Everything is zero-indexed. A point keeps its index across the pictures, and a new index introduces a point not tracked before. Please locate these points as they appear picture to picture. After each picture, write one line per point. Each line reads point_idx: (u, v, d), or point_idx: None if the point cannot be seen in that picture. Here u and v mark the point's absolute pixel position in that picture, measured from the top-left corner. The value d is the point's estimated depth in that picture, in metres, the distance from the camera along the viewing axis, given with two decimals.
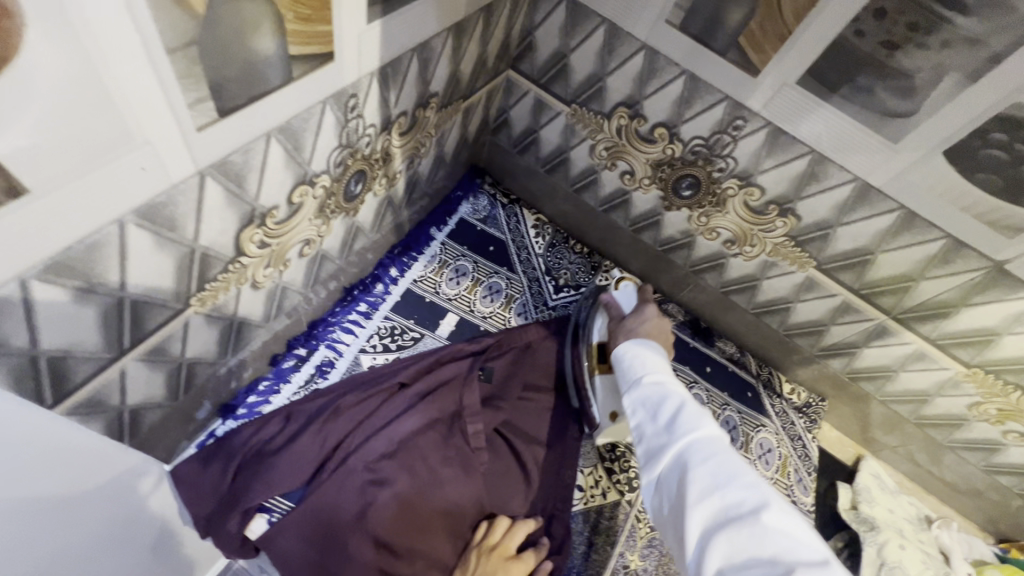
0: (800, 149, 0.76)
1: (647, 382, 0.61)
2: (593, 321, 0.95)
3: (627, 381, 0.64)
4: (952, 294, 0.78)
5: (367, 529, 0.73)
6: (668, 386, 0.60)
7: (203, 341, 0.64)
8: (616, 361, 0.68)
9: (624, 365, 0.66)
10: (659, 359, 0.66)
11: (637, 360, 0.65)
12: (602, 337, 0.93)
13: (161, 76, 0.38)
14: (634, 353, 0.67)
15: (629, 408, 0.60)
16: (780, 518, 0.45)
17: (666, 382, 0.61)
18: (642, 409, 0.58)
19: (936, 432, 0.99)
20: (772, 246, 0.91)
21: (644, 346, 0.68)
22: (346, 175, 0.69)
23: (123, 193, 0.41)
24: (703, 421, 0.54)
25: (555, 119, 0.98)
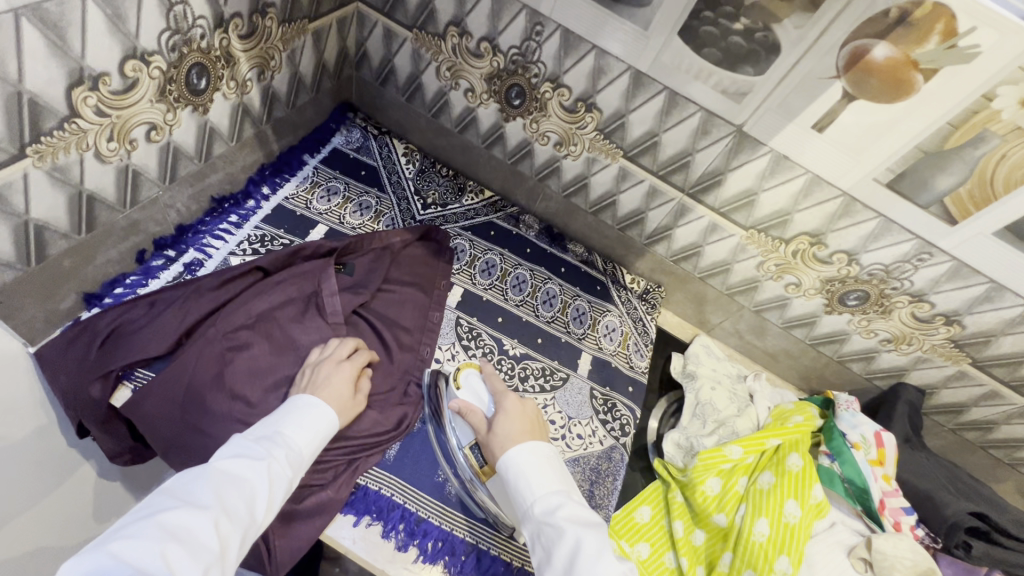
0: (585, 46, 0.93)
1: (540, 516, 0.72)
2: (456, 427, 0.90)
3: (522, 508, 0.75)
4: (719, 161, 0.97)
5: (225, 387, 0.83)
6: (561, 515, 0.71)
7: (50, 204, 0.72)
8: (507, 477, 0.78)
9: (517, 488, 0.76)
10: (549, 471, 0.77)
11: (528, 481, 0.76)
12: (472, 440, 0.87)
13: None
14: (524, 473, 0.76)
15: (533, 547, 0.71)
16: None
17: (559, 509, 0.72)
18: (544, 550, 0.70)
19: (744, 299, 1.18)
20: (589, 143, 1.07)
21: (529, 451, 0.78)
22: (184, 64, 0.79)
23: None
24: (601, 558, 0.65)
25: (403, 46, 1.11)
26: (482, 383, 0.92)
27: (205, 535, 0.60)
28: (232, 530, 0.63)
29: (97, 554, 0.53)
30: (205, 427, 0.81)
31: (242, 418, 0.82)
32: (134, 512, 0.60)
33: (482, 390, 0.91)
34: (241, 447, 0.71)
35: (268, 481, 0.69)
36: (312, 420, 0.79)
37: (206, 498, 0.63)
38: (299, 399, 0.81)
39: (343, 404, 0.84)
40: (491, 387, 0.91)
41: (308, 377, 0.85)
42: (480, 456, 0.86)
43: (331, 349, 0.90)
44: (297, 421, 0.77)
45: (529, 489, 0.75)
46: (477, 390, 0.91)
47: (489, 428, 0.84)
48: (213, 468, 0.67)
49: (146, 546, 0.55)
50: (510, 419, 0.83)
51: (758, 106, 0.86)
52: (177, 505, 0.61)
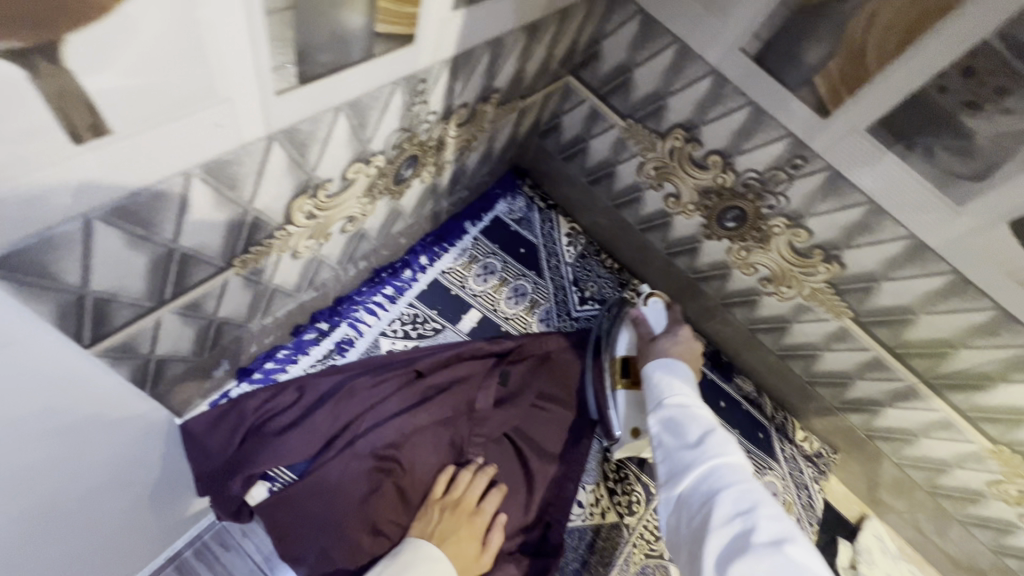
0: (858, 198, 0.75)
1: (672, 406, 0.68)
2: (619, 333, 0.97)
3: (654, 400, 0.71)
4: (993, 366, 0.76)
5: (365, 515, 0.75)
6: (695, 412, 0.66)
7: (237, 303, 0.65)
8: (646, 381, 0.76)
9: (654, 386, 0.73)
10: (688, 386, 0.73)
11: (666, 383, 0.73)
12: (628, 351, 0.94)
13: (256, 40, 0.38)
14: (664, 375, 0.74)
15: (657, 431, 0.67)
16: (798, 544, 0.50)
17: (694, 407, 0.67)
18: (670, 430, 0.65)
19: (948, 502, 0.96)
20: (809, 290, 0.89)
21: (674, 365, 0.77)
22: (400, 158, 0.69)
23: (174, 142, 0.39)
24: (730, 448, 0.60)
25: (608, 131, 0.97)
26: (666, 316, 0.97)
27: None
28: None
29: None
30: (337, 557, 0.73)
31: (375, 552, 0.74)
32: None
33: (660, 320, 0.97)
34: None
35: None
36: None
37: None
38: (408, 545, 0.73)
39: (469, 565, 0.75)
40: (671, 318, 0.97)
41: (437, 525, 0.76)
42: (625, 370, 0.93)
43: (461, 491, 0.79)
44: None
45: (665, 387, 0.73)
46: (657, 311, 0.97)
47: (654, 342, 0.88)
48: None
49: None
50: (677, 343, 0.86)
51: None
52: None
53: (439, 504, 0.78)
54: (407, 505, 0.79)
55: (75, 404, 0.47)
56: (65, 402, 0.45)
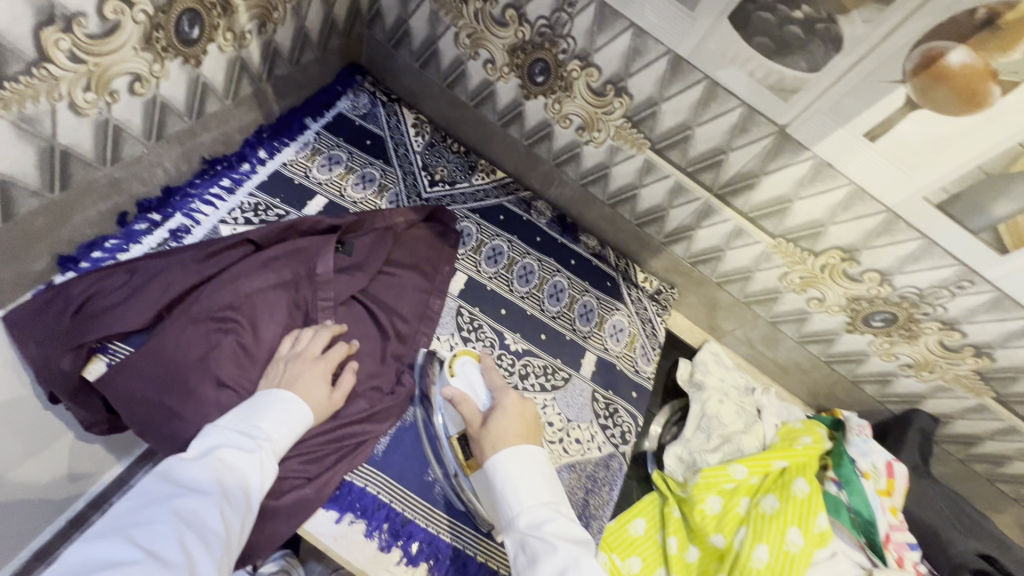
0: (622, 24, 0.84)
1: (525, 525, 0.68)
2: (445, 415, 0.86)
3: (507, 516, 0.71)
4: (754, 163, 0.89)
5: (208, 372, 0.78)
6: (551, 530, 0.67)
7: (17, 158, 0.65)
8: (492, 480, 0.73)
9: (502, 493, 0.71)
10: (540, 480, 0.72)
11: (515, 489, 0.71)
12: (460, 431, 0.84)
13: None
14: (511, 479, 0.71)
15: (515, 554, 0.68)
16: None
17: (549, 523, 0.68)
18: (529, 562, 0.66)
19: (761, 309, 1.12)
20: (614, 130, 0.99)
21: (515, 456, 0.73)
22: (174, 9, 0.71)
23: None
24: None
25: (421, 7, 1.02)
26: (480, 376, 0.87)
27: (210, 521, 0.61)
28: (232, 515, 0.64)
29: (88, 547, 0.55)
30: (183, 413, 0.76)
31: (224, 405, 0.78)
32: (128, 505, 0.60)
33: (478, 382, 0.86)
34: (226, 435, 0.70)
35: (261, 468, 0.69)
36: (288, 416, 0.75)
37: (205, 485, 0.63)
38: (265, 395, 0.77)
39: (318, 402, 0.80)
40: (488, 379, 0.86)
41: (282, 374, 0.81)
42: (467, 449, 0.83)
43: (304, 344, 0.84)
44: (277, 413, 0.74)
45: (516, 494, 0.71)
46: (469, 376, 0.87)
47: (480, 422, 0.79)
48: (215, 452, 0.67)
49: (158, 532, 0.57)
50: (503, 417, 0.78)
51: (807, 106, 0.78)
52: (181, 492, 0.62)
53: (283, 359, 0.82)
54: (253, 360, 0.83)
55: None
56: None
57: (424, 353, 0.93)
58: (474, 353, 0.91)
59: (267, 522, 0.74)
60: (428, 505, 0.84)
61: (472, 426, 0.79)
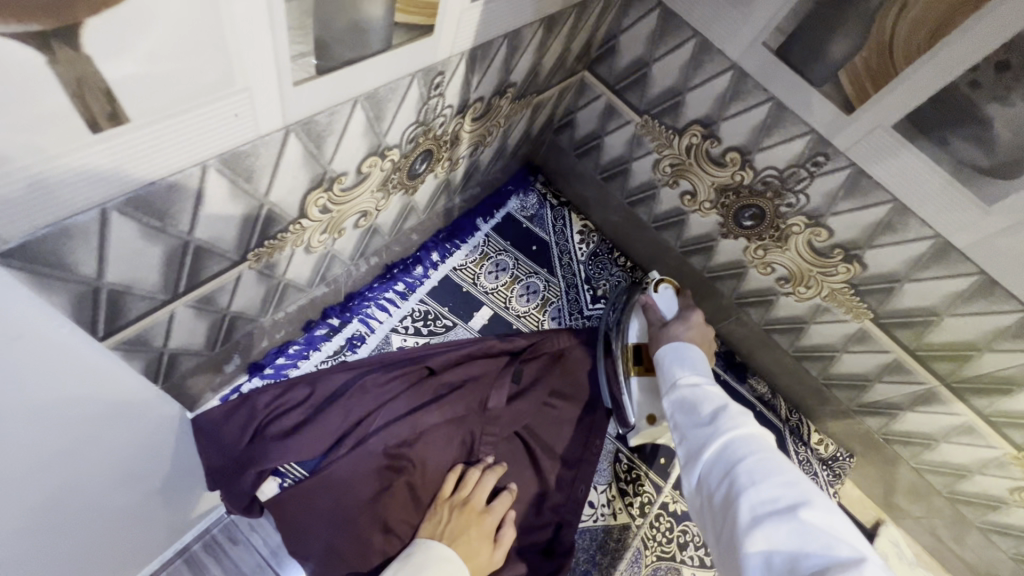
0: (881, 196, 0.73)
1: (685, 385, 0.66)
2: (629, 321, 0.92)
3: (667, 382, 0.69)
4: (1019, 370, 0.74)
5: (377, 514, 0.74)
6: (709, 390, 0.63)
7: (250, 297, 0.64)
8: (659, 359, 0.75)
9: (667, 368, 0.71)
10: (704, 363, 0.70)
11: (678, 363, 0.70)
12: (639, 339, 0.90)
13: (274, 25, 0.37)
14: (677, 355, 0.72)
15: (670, 410, 0.65)
16: (815, 506, 0.48)
17: (708, 384, 0.65)
18: (684, 409, 0.62)
19: (969, 509, 0.94)
20: (828, 290, 0.87)
21: (685, 346, 0.75)
22: (414, 152, 0.68)
23: (173, 142, 0.38)
24: (745, 419, 0.57)
25: (624, 127, 0.96)
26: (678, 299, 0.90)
27: None
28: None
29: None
30: (349, 556, 0.72)
31: (389, 551, 0.74)
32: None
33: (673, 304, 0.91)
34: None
35: None
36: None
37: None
38: (427, 548, 0.71)
39: (482, 564, 0.74)
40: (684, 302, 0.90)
41: (448, 525, 0.75)
42: (638, 357, 0.89)
43: (471, 492, 0.78)
44: (434, 573, 0.68)
45: (678, 368, 0.70)
46: (668, 296, 0.91)
47: (660, 325, 0.85)
48: None
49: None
50: (688, 327, 0.80)
51: None
52: None
53: (448, 505, 0.77)
54: (419, 503, 0.78)
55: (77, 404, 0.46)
56: (82, 391, 0.45)
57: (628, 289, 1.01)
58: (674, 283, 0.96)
59: None
60: None
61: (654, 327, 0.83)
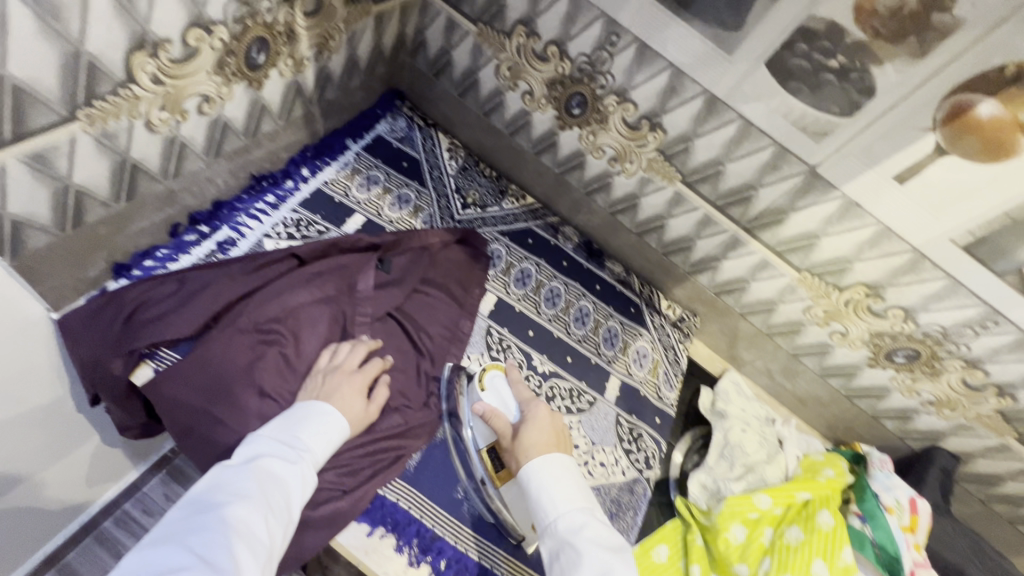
0: (661, 63, 0.89)
1: (563, 531, 0.71)
2: (474, 428, 0.90)
3: (542, 522, 0.73)
4: (783, 200, 0.92)
5: (252, 380, 0.80)
6: (587, 534, 0.70)
7: (93, 171, 0.68)
8: (529, 491, 0.75)
9: (537, 500, 0.74)
10: (569, 482, 0.76)
11: (547, 497, 0.74)
12: (489, 442, 0.88)
13: None
14: (543, 486, 0.75)
15: (552, 561, 0.70)
16: None
17: (584, 528, 0.71)
18: (565, 566, 0.68)
19: (783, 340, 1.14)
20: (646, 162, 1.03)
21: (548, 462, 0.77)
22: (246, 37, 0.75)
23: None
24: None
25: (465, 39, 1.07)
26: (508, 389, 0.91)
27: (257, 532, 0.62)
28: (276, 525, 0.65)
29: (146, 554, 0.56)
30: (227, 420, 0.78)
31: (266, 414, 0.80)
32: (176, 513, 0.62)
33: (507, 394, 0.90)
34: (270, 444, 0.72)
35: (301, 479, 0.70)
36: (326, 428, 0.77)
37: (248, 491, 0.64)
38: (304, 407, 0.78)
39: (356, 416, 0.82)
40: (516, 392, 0.90)
41: (321, 385, 0.82)
42: (497, 459, 0.87)
43: (342, 358, 0.86)
44: (316, 423, 0.76)
45: (550, 498, 0.74)
46: (497, 389, 0.91)
47: (513, 435, 0.83)
48: (254, 462, 0.68)
49: (210, 541, 0.58)
50: (534, 426, 0.82)
51: (837, 149, 0.82)
52: (227, 501, 0.63)
53: (321, 371, 0.84)
54: (295, 372, 0.85)
55: None
56: None
57: (451, 367, 0.97)
58: (501, 366, 0.95)
59: (301, 533, 0.75)
60: (456, 521, 0.85)
61: (505, 439, 0.83)
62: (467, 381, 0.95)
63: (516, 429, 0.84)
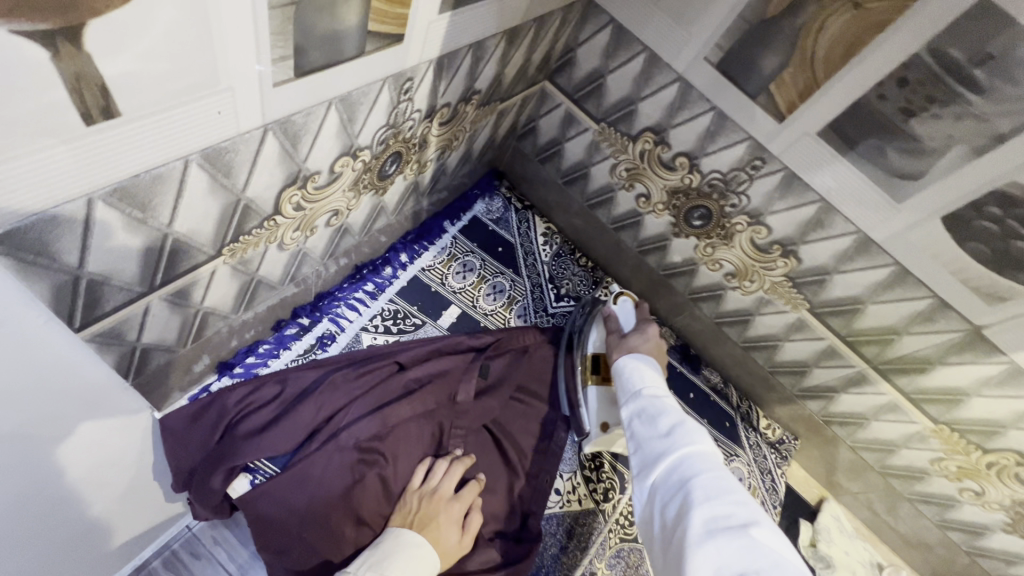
0: (811, 197, 0.81)
1: (645, 397, 0.70)
2: (589, 332, 1.00)
3: (627, 394, 0.74)
4: (931, 351, 0.84)
5: (349, 506, 0.76)
6: (666, 403, 0.68)
7: (223, 293, 0.66)
8: (620, 374, 0.79)
9: (625, 380, 0.76)
10: (659, 379, 0.76)
11: (636, 377, 0.76)
12: (597, 350, 0.98)
13: (258, 29, 0.40)
14: (636, 369, 0.78)
15: (631, 421, 0.69)
16: (763, 527, 0.51)
17: (664, 399, 0.70)
18: (644, 421, 0.67)
19: (898, 482, 1.03)
20: (770, 284, 0.95)
21: (643, 361, 0.80)
22: (384, 154, 0.71)
23: (161, 135, 0.40)
24: (701, 438, 0.61)
25: (582, 134, 1.02)
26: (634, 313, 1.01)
27: None
28: None
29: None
30: (321, 547, 0.74)
31: (361, 541, 0.76)
32: None
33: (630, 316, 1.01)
34: None
35: None
36: (418, 563, 0.71)
37: None
38: (391, 535, 0.74)
39: (450, 548, 0.77)
40: (641, 314, 1.00)
41: (416, 515, 0.77)
42: (596, 366, 0.96)
43: (438, 480, 0.81)
44: (409, 559, 0.70)
45: (638, 380, 0.76)
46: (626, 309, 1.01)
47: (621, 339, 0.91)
48: None
49: None
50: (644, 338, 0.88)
51: (1014, 317, 0.73)
52: None
53: (416, 494, 0.80)
54: (389, 493, 0.80)
55: (81, 401, 0.48)
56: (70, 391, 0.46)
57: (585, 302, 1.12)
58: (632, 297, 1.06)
59: None
60: None
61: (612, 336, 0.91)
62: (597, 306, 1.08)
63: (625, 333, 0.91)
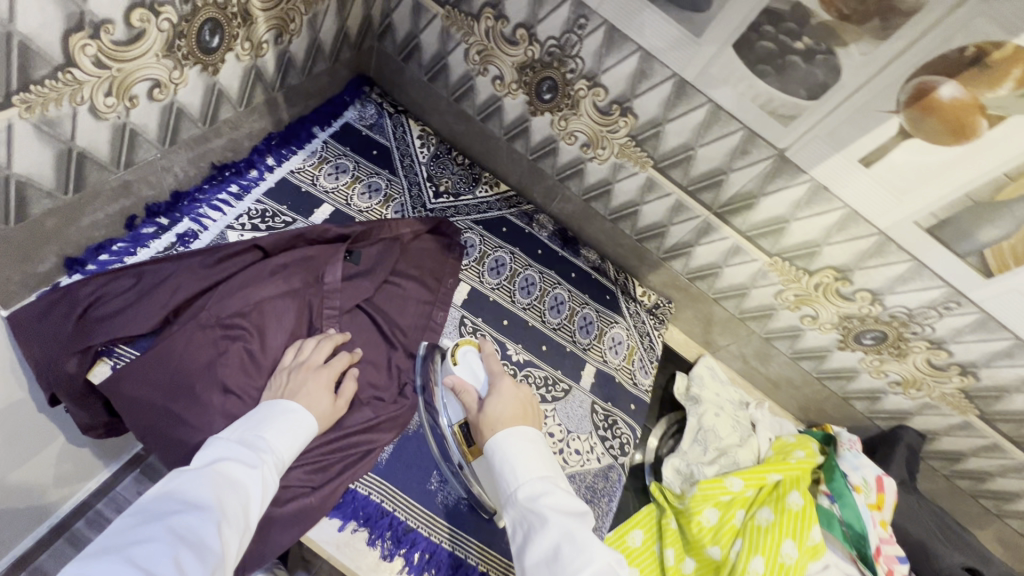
0: (631, 47, 0.87)
1: (523, 502, 0.70)
2: (448, 402, 0.90)
3: (506, 493, 0.72)
4: (753, 184, 0.92)
5: (215, 378, 0.78)
6: (546, 502, 0.69)
7: (36, 159, 0.65)
8: (494, 464, 0.75)
9: (502, 472, 0.74)
10: (536, 455, 0.75)
11: (512, 468, 0.73)
12: (461, 417, 0.88)
13: None
14: (509, 458, 0.74)
15: (515, 533, 0.69)
16: None
17: (544, 495, 0.70)
18: (525, 536, 0.67)
19: (756, 325, 1.14)
20: (618, 147, 1.02)
21: (518, 440, 0.76)
22: (197, 18, 0.72)
23: None
24: (588, 548, 0.64)
25: (432, 23, 1.05)
26: (479, 361, 0.90)
27: (207, 540, 0.56)
28: (231, 534, 0.59)
29: (84, 564, 0.49)
30: (189, 419, 0.76)
31: (230, 411, 0.78)
32: (123, 522, 0.55)
33: (479, 368, 0.90)
34: (228, 447, 0.67)
35: (262, 482, 0.66)
36: (292, 427, 0.74)
37: (204, 500, 0.59)
38: (272, 404, 0.75)
39: (323, 413, 0.79)
40: (487, 364, 0.89)
41: (285, 384, 0.79)
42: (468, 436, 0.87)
43: (307, 355, 0.83)
44: (281, 423, 0.73)
45: (515, 473, 0.73)
46: (471, 363, 0.90)
47: (479, 408, 0.83)
48: (213, 467, 0.63)
49: (156, 549, 0.52)
50: (499, 401, 0.81)
51: (805, 132, 0.82)
52: (177, 510, 0.57)
53: (285, 369, 0.81)
54: (258, 368, 0.82)
55: None
56: None
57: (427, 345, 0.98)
58: (475, 340, 0.94)
59: (270, 530, 0.74)
60: (428, 513, 0.84)
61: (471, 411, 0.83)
62: (442, 356, 0.96)
63: (482, 401, 0.83)
